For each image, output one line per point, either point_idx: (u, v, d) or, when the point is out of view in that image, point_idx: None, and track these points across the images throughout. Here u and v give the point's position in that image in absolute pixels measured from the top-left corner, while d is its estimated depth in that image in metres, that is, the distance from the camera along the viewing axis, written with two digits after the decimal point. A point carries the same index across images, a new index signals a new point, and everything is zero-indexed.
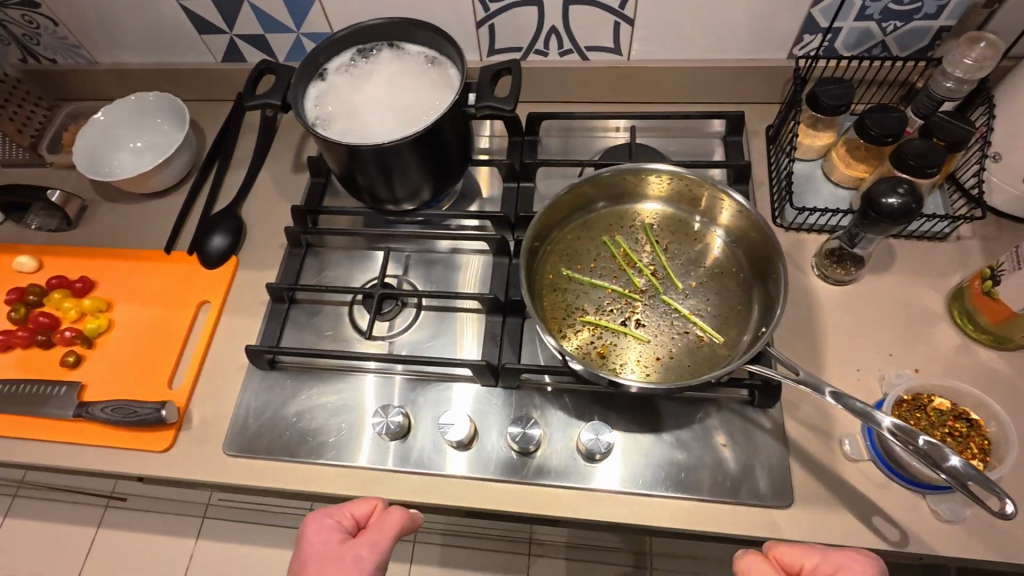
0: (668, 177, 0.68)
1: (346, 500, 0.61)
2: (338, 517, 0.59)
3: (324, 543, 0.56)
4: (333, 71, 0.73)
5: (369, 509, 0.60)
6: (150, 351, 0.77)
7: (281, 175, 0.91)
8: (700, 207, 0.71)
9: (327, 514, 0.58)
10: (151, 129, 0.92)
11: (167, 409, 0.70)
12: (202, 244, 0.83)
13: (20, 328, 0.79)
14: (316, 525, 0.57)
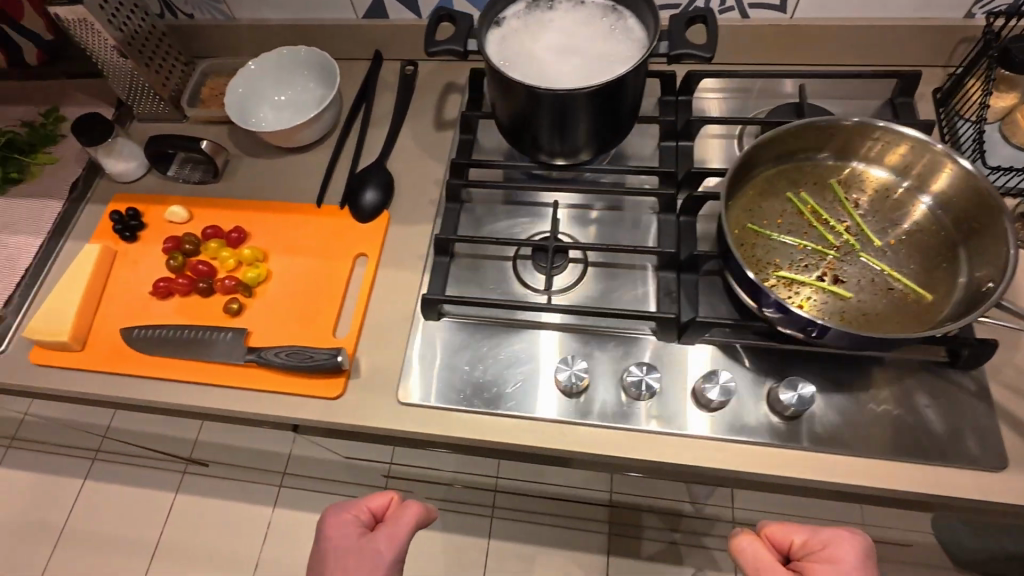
0: (886, 136, 0.66)
1: (363, 496, 0.73)
2: (357, 511, 0.71)
3: (346, 534, 0.68)
4: (510, 19, 0.72)
5: (385, 502, 0.73)
6: (312, 301, 0.77)
7: (423, 132, 0.90)
8: (903, 168, 0.68)
9: (342, 509, 0.71)
10: (295, 86, 0.92)
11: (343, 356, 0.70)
12: (356, 198, 0.82)
13: (179, 275, 0.80)
14: (338, 516, 0.70)
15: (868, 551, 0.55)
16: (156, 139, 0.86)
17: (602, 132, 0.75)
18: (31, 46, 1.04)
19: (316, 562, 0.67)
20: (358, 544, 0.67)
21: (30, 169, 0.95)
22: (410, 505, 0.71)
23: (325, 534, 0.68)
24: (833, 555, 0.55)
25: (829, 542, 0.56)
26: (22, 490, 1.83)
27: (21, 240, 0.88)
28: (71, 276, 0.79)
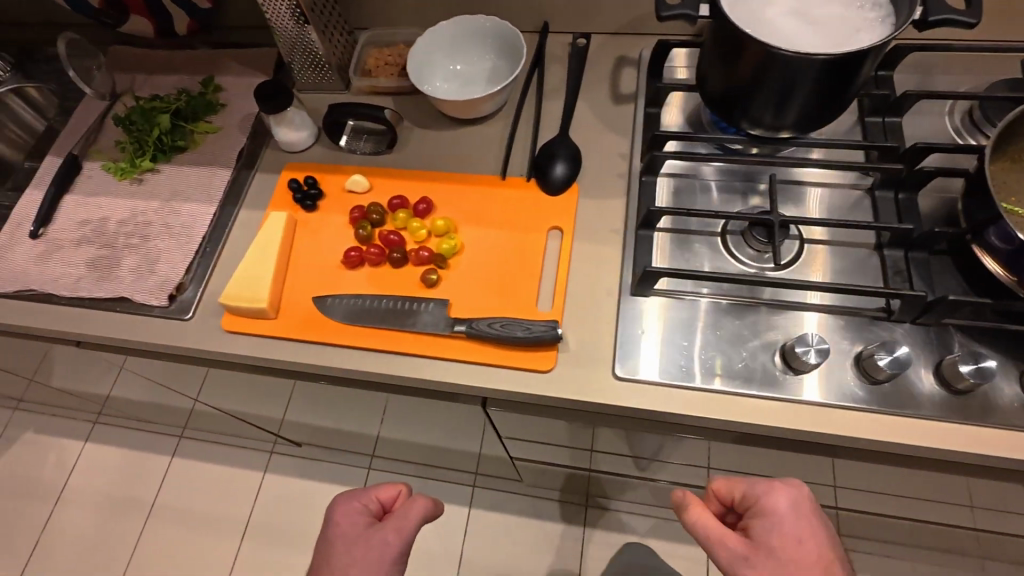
0: None
1: (372, 487, 0.75)
2: (364, 501, 0.72)
3: (350, 525, 0.69)
4: None
5: (392, 496, 0.74)
6: (510, 273, 0.75)
7: (600, 105, 0.88)
8: None
9: (354, 497, 0.72)
10: (467, 58, 0.90)
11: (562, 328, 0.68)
12: (545, 170, 0.80)
13: (368, 245, 0.78)
14: (343, 505, 0.71)
15: (801, 489, 0.59)
16: (334, 110, 0.85)
17: (823, 107, 0.70)
18: (182, 14, 1.03)
19: (328, 549, 0.68)
20: (362, 529, 0.69)
21: (193, 137, 0.93)
22: (416, 497, 0.70)
23: (333, 523, 0.70)
24: (783, 503, 0.58)
25: (757, 487, 0.60)
26: (110, 466, 1.84)
27: (195, 208, 0.87)
28: (261, 243, 0.78)
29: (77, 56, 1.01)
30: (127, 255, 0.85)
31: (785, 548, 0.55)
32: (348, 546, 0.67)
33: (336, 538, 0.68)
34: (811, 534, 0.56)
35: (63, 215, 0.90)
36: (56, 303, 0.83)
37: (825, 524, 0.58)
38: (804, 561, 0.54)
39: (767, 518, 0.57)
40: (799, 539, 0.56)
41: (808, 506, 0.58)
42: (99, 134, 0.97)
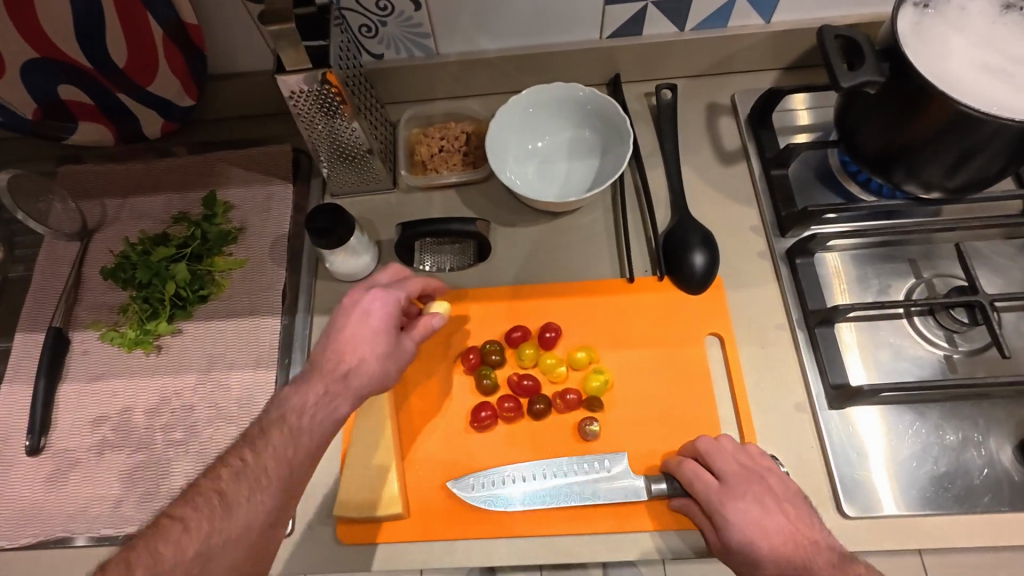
0: None
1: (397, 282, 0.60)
2: (380, 308, 0.57)
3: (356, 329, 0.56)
4: (904, 29, 0.60)
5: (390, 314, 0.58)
6: (680, 402, 0.64)
7: (709, 169, 0.75)
8: None
9: (391, 292, 0.58)
10: (543, 132, 0.75)
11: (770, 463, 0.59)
12: (683, 265, 0.68)
13: (499, 397, 0.65)
14: (376, 296, 0.58)
15: (762, 478, 0.56)
16: (414, 231, 0.68)
17: (1005, 170, 0.61)
18: (153, 116, 0.81)
19: (350, 347, 0.55)
20: (394, 329, 0.58)
21: (213, 280, 0.74)
22: (433, 314, 0.61)
23: (363, 312, 0.57)
24: (736, 507, 0.55)
25: (696, 484, 0.56)
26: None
27: (248, 377, 0.69)
28: (364, 418, 0.64)
29: (26, 194, 0.77)
30: (176, 458, 0.66)
31: (742, 541, 0.53)
32: (377, 344, 0.56)
33: (351, 330, 0.56)
34: (772, 522, 0.53)
35: (66, 414, 0.69)
36: (96, 541, 0.64)
37: (741, 516, 0.54)
38: (758, 553, 0.52)
39: (723, 513, 0.55)
40: (749, 539, 0.53)
41: (753, 492, 0.55)
42: (81, 290, 0.76)
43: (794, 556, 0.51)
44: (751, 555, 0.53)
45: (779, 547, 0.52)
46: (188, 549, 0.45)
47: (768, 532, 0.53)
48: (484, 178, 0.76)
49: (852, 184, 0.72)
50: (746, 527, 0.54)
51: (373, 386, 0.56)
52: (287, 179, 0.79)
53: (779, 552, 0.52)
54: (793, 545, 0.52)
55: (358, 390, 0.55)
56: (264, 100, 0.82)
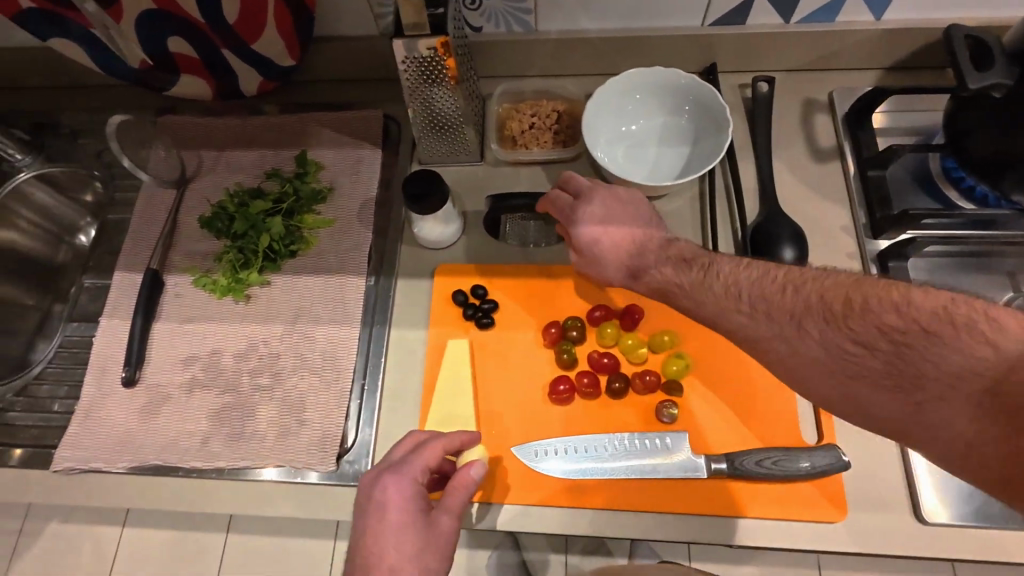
0: None
1: (407, 459, 0.56)
2: (396, 503, 0.53)
3: (377, 529, 0.52)
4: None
5: (410, 496, 0.54)
6: (758, 394, 0.64)
7: (801, 165, 0.74)
8: None
9: (401, 474, 0.55)
10: (636, 115, 0.75)
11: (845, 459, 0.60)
12: (772, 258, 0.68)
13: (578, 372, 0.66)
14: (387, 484, 0.54)
15: (615, 193, 0.65)
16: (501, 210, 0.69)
17: None
18: (252, 73, 0.83)
19: (376, 557, 0.51)
20: (418, 513, 0.53)
21: (302, 236, 0.76)
22: (471, 463, 0.56)
23: (379, 507, 0.53)
24: (587, 212, 0.64)
25: (559, 205, 0.66)
26: (32, 563, 1.22)
27: (333, 333, 0.71)
28: (446, 379, 0.67)
29: (132, 139, 0.86)
30: (261, 403, 0.69)
31: (601, 252, 0.63)
32: (406, 538, 0.52)
33: (370, 533, 0.52)
34: (617, 224, 0.63)
35: (160, 352, 0.73)
36: (184, 473, 0.68)
37: (686, 294, 0.56)
38: (603, 250, 0.62)
39: (635, 277, 0.61)
40: (664, 287, 0.59)
41: (685, 273, 0.57)
42: (176, 236, 0.79)
43: (630, 249, 0.61)
44: (597, 246, 0.63)
45: (612, 243, 0.62)
46: None
47: (613, 256, 0.62)
48: (573, 157, 0.77)
49: (951, 190, 0.70)
50: (679, 298, 0.57)
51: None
52: (377, 145, 0.81)
53: (619, 245, 0.62)
54: (638, 236, 0.62)
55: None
56: (359, 65, 0.84)
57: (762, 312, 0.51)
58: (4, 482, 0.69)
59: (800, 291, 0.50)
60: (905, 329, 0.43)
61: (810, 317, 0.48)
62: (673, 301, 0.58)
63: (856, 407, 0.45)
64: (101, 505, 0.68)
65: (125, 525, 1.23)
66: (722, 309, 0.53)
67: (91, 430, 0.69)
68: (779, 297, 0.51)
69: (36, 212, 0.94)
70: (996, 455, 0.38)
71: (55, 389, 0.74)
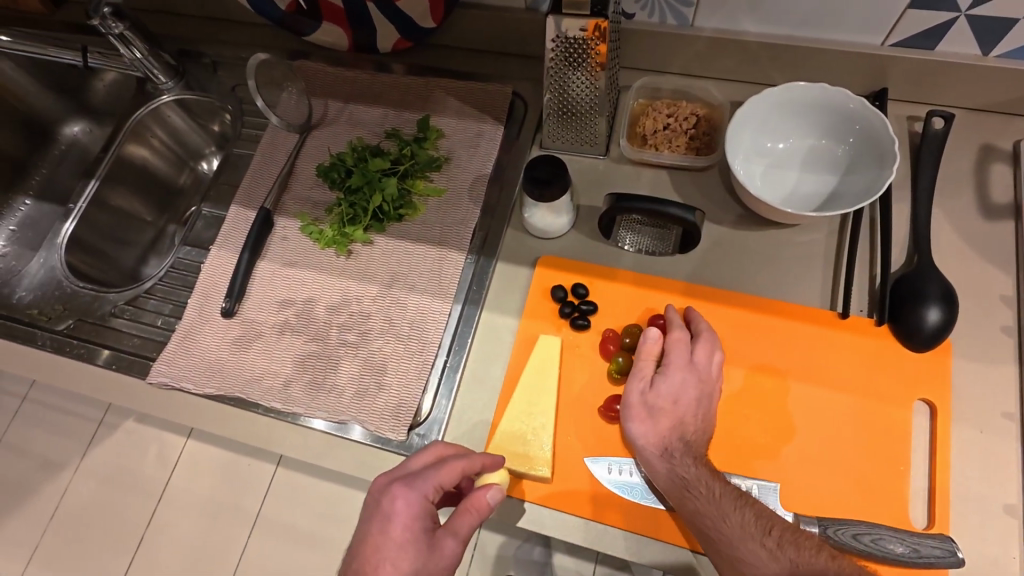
0: None
1: (422, 474, 0.54)
2: (398, 519, 0.52)
3: (377, 540, 0.52)
4: None
5: (414, 516, 0.53)
6: (869, 459, 0.58)
7: (965, 218, 0.66)
8: None
9: (412, 488, 0.53)
10: (786, 133, 0.69)
11: (958, 556, 0.52)
12: (913, 315, 0.60)
13: None
14: (397, 497, 0.53)
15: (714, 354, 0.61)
16: (607, 211, 0.65)
17: None
18: (391, 30, 0.83)
19: (373, 566, 0.51)
20: (420, 532, 0.52)
21: (411, 202, 0.75)
22: (489, 488, 0.54)
23: (384, 518, 0.52)
24: (690, 361, 0.61)
25: (674, 328, 0.62)
26: (106, 454, 1.32)
27: (425, 303, 0.70)
28: (531, 374, 0.64)
29: (274, 83, 0.88)
30: (346, 358, 0.69)
31: (657, 414, 0.60)
32: (403, 556, 0.52)
33: (371, 542, 0.52)
34: (691, 400, 0.59)
35: (260, 289, 0.74)
36: (263, 410, 0.69)
37: (713, 502, 0.54)
38: (678, 400, 0.59)
39: (665, 453, 0.57)
40: (685, 484, 0.55)
41: (717, 480, 0.55)
42: (291, 180, 0.80)
43: (698, 417, 0.59)
44: (675, 397, 0.59)
45: (688, 402, 0.59)
46: None
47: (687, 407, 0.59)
48: (705, 167, 0.71)
49: None
50: (700, 500, 0.54)
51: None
52: (499, 121, 0.79)
53: (696, 413, 0.59)
54: (701, 428, 0.59)
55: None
56: (497, 37, 0.82)
57: (784, 557, 0.50)
58: (104, 382, 0.73)
59: (760, 525, 0.52)
60: None
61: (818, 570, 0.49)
62: (691, 496, 0.54)
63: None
64: (182, 423, 0.71)
65: (189, 437, 1.30)
66: (745, 536, 0.51)
67: (187, 351, 0.72)
68: (802, 551, 0.50)
69: (168, 133, 0.98)
70: None
71: (160, 305, 0.78)
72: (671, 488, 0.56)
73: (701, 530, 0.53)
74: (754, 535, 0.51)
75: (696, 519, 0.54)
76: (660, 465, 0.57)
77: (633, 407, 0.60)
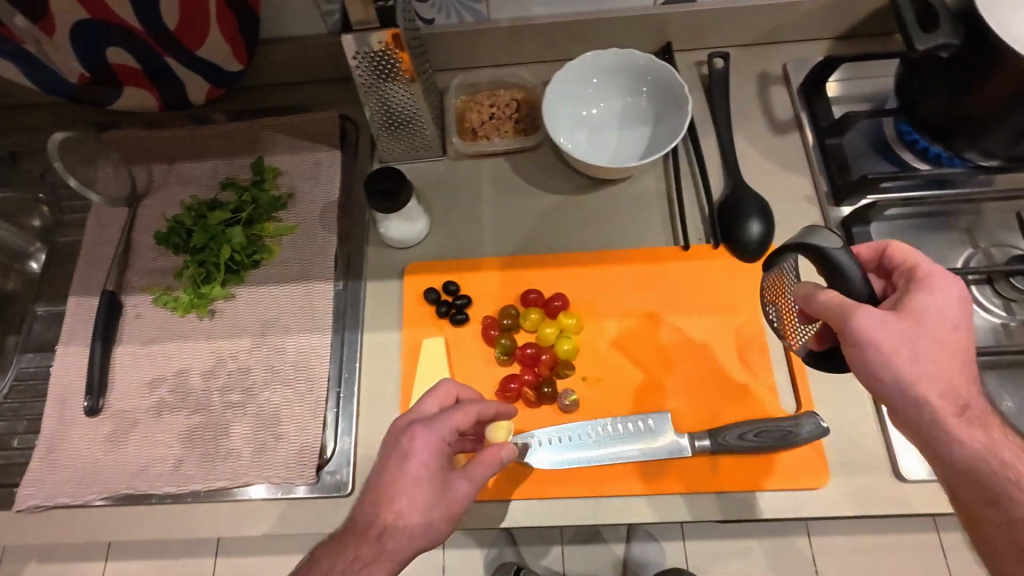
0: None
1: (443, 415, 0.54)
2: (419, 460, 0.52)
3: (388, 475, 0.51)
4: None
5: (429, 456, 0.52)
6: (740, 368, 0.64)
7: (760, 139, 0.75)
8: None
9: (431, 429, 0.53)
10: (595, 98, 0.75)
11: (823, 424, 0.59)
12: (738, 232, 0.68)
13: (546, 362, 0.65)
14: (415, 437, 0.52)
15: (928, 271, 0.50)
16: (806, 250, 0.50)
17: None
18: (200, 81, 0.80)
19: (387, 496, 0.51)
20: (436, 472, 0.52)
21: (264, 245, 0.74)
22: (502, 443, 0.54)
23: (402, 455, 0.52)
24: (928, 298, 0.48)
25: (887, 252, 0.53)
26: None
27: (303, 341, 0.69)
28: (423, 380, 0.65)
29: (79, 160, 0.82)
30: (235, 419, 0.66)
31: (881, 348, 0.47)
32: (418, 492, 0.51)
33: (381, 476, 0.52)
34: (947, 323, 0.47)
35: (124, 376, 0.70)
36: (159, 499, 0.65)
37: (914, 395, 0.47)
38: (923, 331, 0.47)
39: (890, 357, 0.47)
40: (917, 384, 0.47)
41: (916, 343, 0.47)
42: (131, 255, 0.76)
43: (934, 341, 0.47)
44: (923, 328, 0.47)
45: (927, 344, 0.47)
46: None
47: (924, 343, 0.47)
48: (534, 145, 0.76)
49: (905, 152, 0.71)
50: (921, 404, 0.47)
51: (413, 548, 0.50)
52: (334, 147, 0.79)
53: (920, 326, 0.47)
54: (938, 316, 0.48)
55: (399, 552, 0.49)
56: (312, 66, 0.82)
57: (974, 439, 0.46)
58: None
59: (957, 391, 0.47)
60: (992, 457, 0.46)
61: (976, 435, 0.46)
62: (887, 385, 0.48)
63: (1007, 528, 0.45)
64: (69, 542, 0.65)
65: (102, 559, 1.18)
66: (965, 434, 0.46)
67: (56, 463, 0.66)
68: (989, 426, 0.47)
69: None
70: (986, 500, 0.46)
71: (14, 425, 0.71)
72: (879, 376, 0.48)
73: (901, 401, 0.48)
74: (965, 435, 0.46)
75: (891, 399, 0.48)
76: (901, 366, 0.47)
77: (858, 357, 0.48)
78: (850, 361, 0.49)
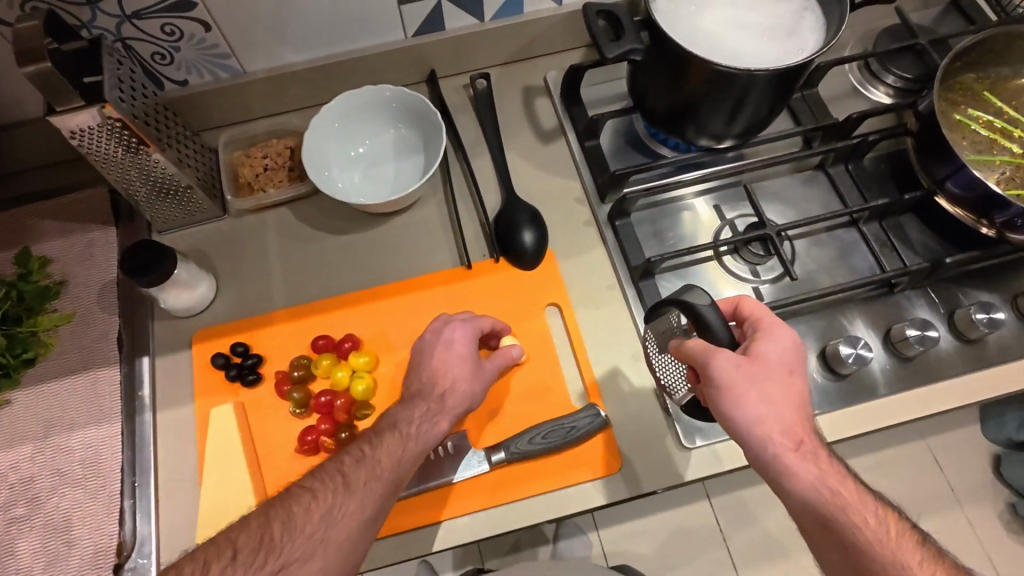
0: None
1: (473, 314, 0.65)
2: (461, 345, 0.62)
3: (448, 360, 0.61)
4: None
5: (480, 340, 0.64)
6: (528, 374, 0.67)
7: (530, 150, 0.78)
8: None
9: (465, 323, 0.64)
10: (361, 137, 0.76)
11: (602, 413, 0.63)
12: (514, 243, 0.71)
13: (342, 406, 0.65)
14: (455, 327, 0.63)
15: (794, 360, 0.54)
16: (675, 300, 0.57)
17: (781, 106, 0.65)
18: None
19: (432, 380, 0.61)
20: (472, 358, 0.62)
21: (38, 340, 0.69)
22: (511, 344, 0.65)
23: (444, 342, 0.62)
24: (770, 348, 0.53)
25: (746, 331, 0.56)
26: None
27: (89, 437, 0.65)
28: (217, 451, 0.63)
29: None
30: (20, 537, 0.61)
31: (722, 366, 0.52)
32: (461, 371, 0.61)
33: (433, 364, 0.61)
34: (789, 402, 0.52)
35: None
36: None
37: (729, 394, 0.51)
38: (754, 376, 0.52)
39: (727, 367, 0.52)
40: (733, 385, 0.51)
41: (742, 417, 0.51)
42: None
43: (775, 393, 0.51)
44: (755, 378, 0.52)
45: (767, 387, 0.51)
46: (313, 517, 0.51)
47: (766, 387, 0.51)
48: (311, 191, 0.76)
49: (654, 143, 0.77)
50: (722, 402, 0.52)
51: (470, 403, 0.61)
52: (108, 223, 0.76)
53: (755, 379, 0.51)
54: (782, 419, 0.51)
55: (456, 407, 0.60)
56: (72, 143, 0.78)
57: (780, 443, 0.50)
58: None
59: (796, 447, 0.50)
60: (792, 453, 0.50)
61: (809, 487, 0.49)
62: (709, 382, 0.52)
63: (798, 502, 0.50)
64: None
65: None
66: (771, 427, 0.50)
67: None
68: (809, 463, 0.50)
69: None
70: (780, 483, 0.50)
71: None
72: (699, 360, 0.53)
73: (717, 400, 0.52)
74: (768, 445, 0.50)
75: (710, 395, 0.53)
76: (733, 377, 0.51)
77: (697, 353, 0.53)
78: (686, 352, 0.55)
